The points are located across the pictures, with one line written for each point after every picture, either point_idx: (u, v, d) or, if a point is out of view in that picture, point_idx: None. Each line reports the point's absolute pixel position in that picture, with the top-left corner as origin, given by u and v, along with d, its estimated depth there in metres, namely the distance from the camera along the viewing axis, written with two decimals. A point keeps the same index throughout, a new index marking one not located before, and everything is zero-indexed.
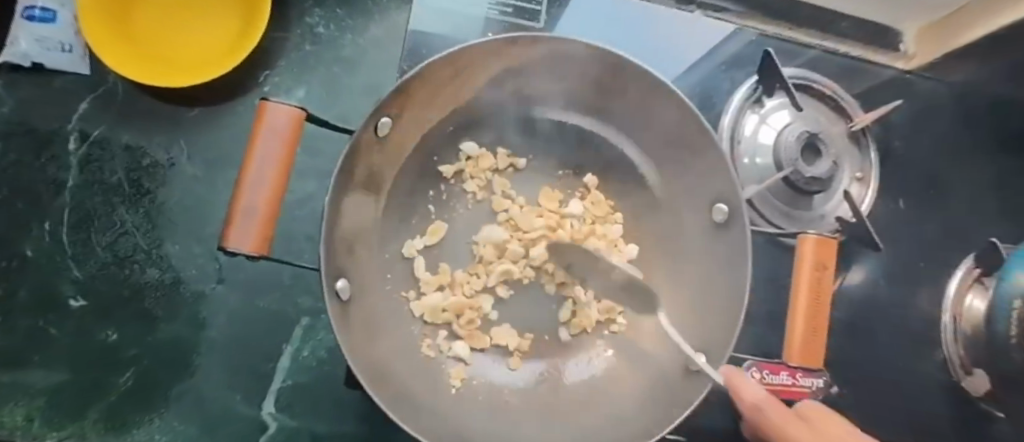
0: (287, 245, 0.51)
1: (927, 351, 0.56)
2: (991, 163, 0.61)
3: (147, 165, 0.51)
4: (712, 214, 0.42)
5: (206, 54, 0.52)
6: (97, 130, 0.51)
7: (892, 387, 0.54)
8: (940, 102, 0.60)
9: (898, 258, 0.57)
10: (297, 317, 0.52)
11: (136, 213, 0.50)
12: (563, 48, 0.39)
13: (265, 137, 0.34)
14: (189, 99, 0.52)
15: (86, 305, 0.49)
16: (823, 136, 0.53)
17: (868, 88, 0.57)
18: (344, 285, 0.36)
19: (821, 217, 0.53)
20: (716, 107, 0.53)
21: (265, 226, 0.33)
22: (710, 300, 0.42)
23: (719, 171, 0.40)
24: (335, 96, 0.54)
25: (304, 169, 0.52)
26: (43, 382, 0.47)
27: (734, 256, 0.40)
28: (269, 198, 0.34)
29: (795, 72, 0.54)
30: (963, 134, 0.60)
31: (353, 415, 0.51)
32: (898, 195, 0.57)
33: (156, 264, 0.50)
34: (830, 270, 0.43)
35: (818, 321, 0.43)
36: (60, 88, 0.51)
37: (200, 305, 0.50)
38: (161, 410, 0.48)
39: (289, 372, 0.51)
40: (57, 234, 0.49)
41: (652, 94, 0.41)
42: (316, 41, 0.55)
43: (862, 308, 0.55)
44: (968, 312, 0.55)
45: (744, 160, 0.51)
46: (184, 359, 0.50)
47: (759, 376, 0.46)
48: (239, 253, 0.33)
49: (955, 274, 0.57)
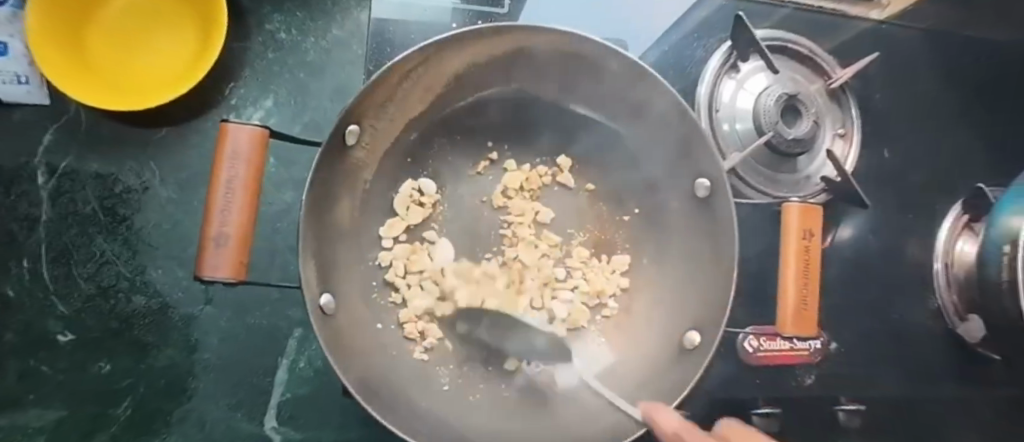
0: (272, 260, 0.50)
1: (922, 300, 0.56)
2: (973, 107, 0.60)
3: (119, 192, 0.50)
4: (694, 189, 0.41)
5: (168, 71, 0.51)
6: (65, 162, 0.50)
7: (888, 338, 0.55)
8: (918, 49, 0.59)
9: (886, 210, 0.56)
10: (289, 330, 0.52)
11: (114, 241, 0.50)
12: (528, 37, 0.38)
13: (229, 158, 0.32)
14: (155, 120, 0.51)
15: (75, 340, 0.48)
16: (803, 96, 0.52)
17: (843, 43, 0.56)
18: (330, 299, 0.36)
19: (805, 179, 0.52)
20: (690, 76, 0.52)
21: (239, 249, 0.32)
22: (699, 275, 0.42)
23: (698, 146, 0.39)
24: (304, 103, 0.53)
25: (281, 180, 0.51)
26: (43, 420, 0.47)
27: (720, 230, 0.40)
28: (241, 221, 0.32)
29: (770, 33, 0.53)
30: (943, 79, 0.60)
31: (357, 420, 0.51)
32: (881, 147, 0.57)
33: (141, 291, 0.50)
34: (817, 237, 0.42)
35: (809, 290, 0.42)
36: (20, 120, 0.49)
37: (191, 327, 0.50)
38: (163, 435, 0.49)
39: (288, 385, 0.51)
40: (36, 272, 0.48)
41: (621, 74, 0.40)
42: (279, 47, 0.53)
43: (852, 266, 0.55)
44: (960, 258, 0.54)
45: (723, 127, 0.51)
46: (180, 383, 0.49)
47: (756, 344, 0.48)
48: (215, 281, 0.31)
49: (943, 223, 0.56)
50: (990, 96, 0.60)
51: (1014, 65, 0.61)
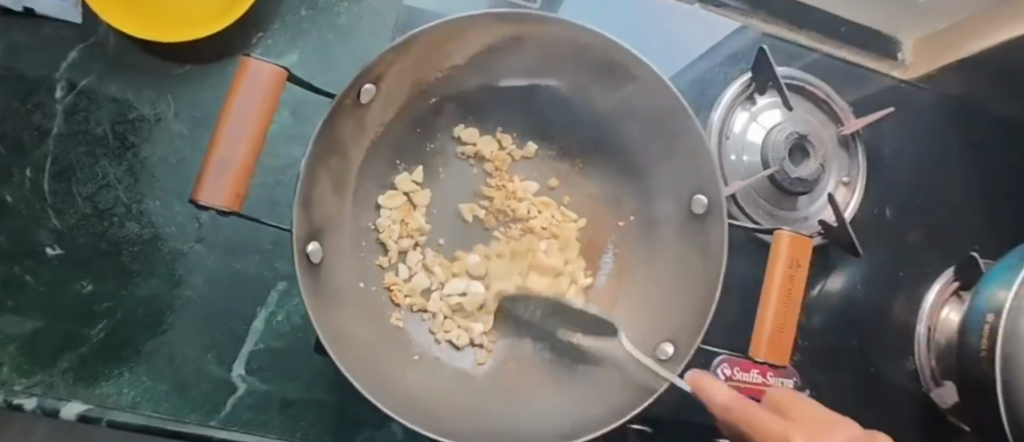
0: (268, 211, 0.50)
1: (898, 360, 0.56)
2: (975, 179, 0.62)
3: (132, 119, 0.51)
4: (692, 205, 0.43)
5: (199, 11, 0.51)
6: (84, 81, 0.50)
7: (860, 392, 0.54)
8: (931, 114, 0.60)
9: (880, 264, 0.57)
10: (273, 281, 0.52)
11: (119, 167, 0.50)
12: (555, 30, 0.40)
13: (245, 94, 0.34)
14: (180, 57, 0.52)
15: (62, 255, 0.48)
16: (812, 138, 0.53)
17: (860, 96, 0.58)
18: (317, 248, 0.36)
19: (804, 219, 0.53)
20: (708, 100, 0.53)
21: (237, 184, 0.33)
22: (681, 292, 0.43)
23: (703, 164, 0.41)
24: (327, 65, 0.54)
25: (292, 135, 0.51)
26: (16, 328, 0.46)
27: (708, 248, 0.41)
28: (244, 155, 0.34)
29: (790, 71, 0.54)
30: (950, 147, 0.61)
31: (325, 382, 0.52)
32: (884, 202, 0.57)
33: (135, 219, 0.50)
34: (804, 268, 0.43)
35: (787, 318, 0.42)
36: (50, 34, 0.50)
37: (178, 262, 0.50)
38: (131, 364, 0.48)
39: (263, 336, 0.51)
40: (37, 183, 0.49)
41: (642, 83, 0.41)
42: (313, 7, 0.54)
43: (838, 314, 0.55)
44: (943, 324, 0.56)
45: (731, 157, 0.51)
46: (157, 316, 0.49)
47: (728, 372, 0.48)
48: (210, 208, 0.33)
49: (934, 286, 0.57)
50: (990, 171, 0.62)
51: (1014, 146, 0.63)
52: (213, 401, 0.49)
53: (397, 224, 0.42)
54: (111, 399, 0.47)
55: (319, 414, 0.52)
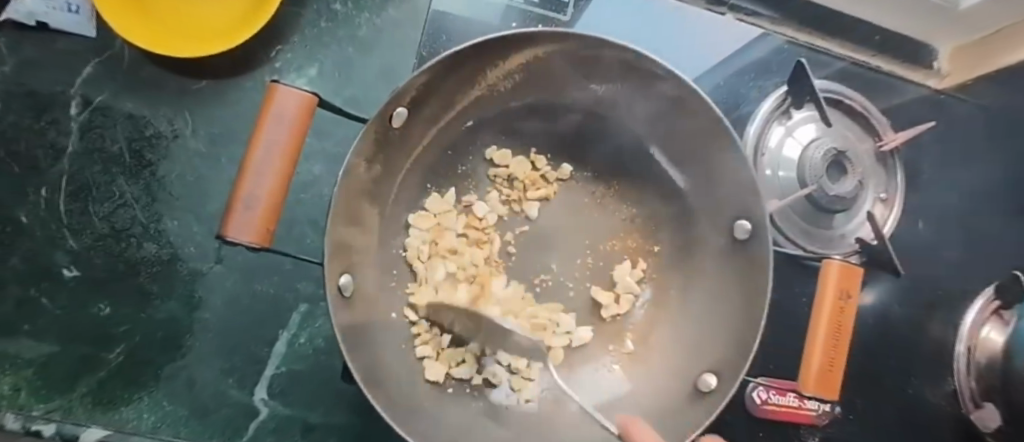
0: (289, 231, 0.48)
1: (938, 380, 0.54)
2: (1013, 192, 0.60)
3: (149, 136, 0.49)
4: (734, 231, 0.42)
5: (217, 25, 0.49)
6: (99, 97, 0.49)
7: (897, 414, 0.53)
8: (970, 125, 0.58)
9: (918, 282, 0.55)
10: (294, 303, 0.51)
11: (136, 185, 0.48)
12: (590, 45, 0.38)
13: (274, 123, 0.33)
14: (196, 71, 0.50)
15: (79, 277, 0.47)
16: (850, 154, 0.51)
17: (897, 108, 0.56)
18: (348, 281, 0.36)
19: (842, 237, 0.51)
20: (741, 115, 0.51)
21: (266, 217, 0.33)
22: (722, 322, 0.43)
23: (746, 184, 0.39)
24: (348, 78, 0.52)
25: (314, 151, 0.49)
26: (33, 352, 0.45)
27: (752, 275, 0.41)
28: (273, 186, 0.33)
29: (826, 84, 0.52)
30: (988, 159, 0.59)
31: (348, 406, 0.51)
32: (921, 218, 0.56)
33: (153, 239, 0.48)
34: (854, 298, 0.41)
35: (836, 352, 0.41)
36: (64, 49, 0.48)
37: (197, 283, 0.49)
38: (151, 388, 0.47)
39: (285, 358, 0.50)
40: (53, 203, 0.47)
41: (678, 100, 0.40)
42: (333, 18, 0.52)
43: (875, 333, 0.53)
44: (984, 343, 0.54)
45: (766, 172, 0.50)
46: (177, 339, 0.48)
47: (765, 396, 0.46)
48: (239, 243, 0.32)
49: (975, 304, 0.56)
50: None
51: None
52: (235, 427, 0.48)
53: (426, 245, 0.42)
54: (131, 424, 0.46)
55: (343, 438, 0.50)
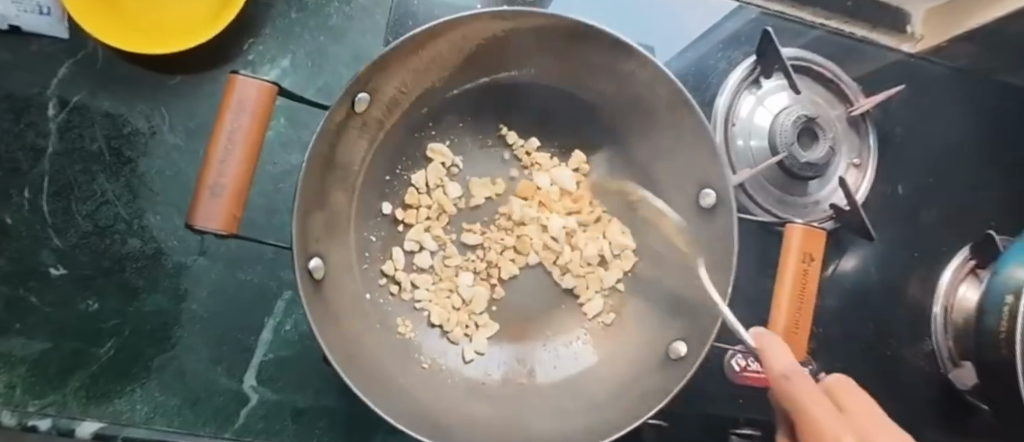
0: (269, 220, 0.49)
1: (916, 341, 0.55)
2: (988, 152, 0.60)
3: (127, 133, 0.50)
4: (700, 199, 0.43)
5: (186, 21, 0.50)
6: (76, 97, 0.49)
7: (877, 374, 0.54)
8: (945, 87, 0.59)
9: (895, 245, 0.56)
10: (278, 290, 0.52)
11: (116, 182, 0.49)
12: (549, 26, 0.39)
13: (236, 112, 0.34)
14: (169, 67, 0.51)
15: (66, 275, 0.48)
16: (821, 120, 0.51)
17: (871, 73, 0.56)
18: (319, 264, 0.37)
19: (815, 204, 0.52)
20: (711, 87, 0.51)
21: (233, 204, 0.34)
22: (692, 291, 0.44)
23: (709, 153, 0.40)
24: (321, 68, 0.53)
25: (290, 141, 0.50)
26: (23, 350, 0.46)
27: (720, 241, 0.42)
28: (238, 174, 0.34)
29: (797, 53, 0.52)
30: (963, 121, 0.59)
31: (336, 389, 0.52)
32: (897, 182, 0.56)
33: (136, 234, 0.49)
34: (817, 261, 0.42)
35: (802, 314, 0.42)
36: (38, 51, 0.49)
37: (181, 276, 0.50)
38: (143, 380, 0.48)
39: (271, 346, 0.51)
40: (36, 204, 0.48)
41: (642, 73, 0.41)
42: (303, 8, 0.53)
43: (852, 297, 0.54)
44: (960, 303, 0.55)
45: (738, 141, 0.50)
46: (164, 331, 0.49)
47: (743, 363, 0.47)
48: (206, 231, 0.33)
49: (950, 265, 0.57)
50: (1003, 143, 0.61)
51: None
52: (226, 414, 0.49)
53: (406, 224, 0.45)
54: (126, 415, 0.47)
55: (333, 421, 0.51)
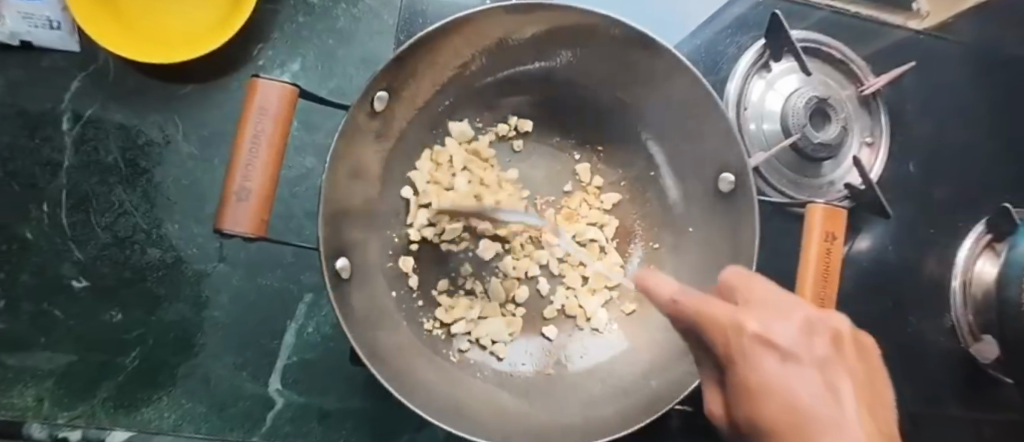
0: (289, 224, 0.49)
1: (936, 317, 0.56)
2: (998, 126, 0.60)
3: (141, 144, 0.50)
4: (719, 184, 0.43)
5: (196, 29, 0.50)
6: (90, 110, 0.49)
7: (898, 351, 0.54)
8: (953, 62, 0.58)
9: (911, 222, 0.56)
10: (299, 294, 0.52)
11: (134, 193, 0.49)
12: (559, 18, 0.40)
13: (258, 116, 0.34)
14: (181, 76, 0.51)
15: (89, 287, 0.48)
16: (833, 101, 0.51)
17: (880, 52, 0.56)
18: (345, 264, 0.38)
19: (830, 184, 0.52)
20: (721, 72, 0.51)
21: (260, 208, 0.34)
22: (714, 275, 0.44)
23: (726, 136, 0.40)
24: (332, 70, 0.53)
25: (304, 144, 0.50)
26: (50, 363, 0.46)
27: (741, 225, 0.42)
28: (264, 177, 0.34)
29: (805, 35, 0.53)
30: (973, 96, 0.59)
31: (361, 390, 0.52)
32: (910, 159, 0.56)
33: (156, 244, 0.49)
34: (840, 240, 0.42)
35: (827, 294, 0.42)
36: (49, 66, 0.49)
37: (202, 283, 0.50)
38: (169, 389, 0.48)
39: (295, 349, 0.51)
40: (56, 218, 0.48)
41: (655, 60, 0.41)
42: (311, 12, 0.53)
43: (870, 275, 0.54)
44: (979, 276, 0.55)
45: (751, 125, 0.50)
46: (188, 339, 0.49)
47: None
48: (233, 235, 0.33)
49: (967, 241, 0.56)
50: (1013, 117, 0.61)
51: None
52: (253, 418, 0.49)
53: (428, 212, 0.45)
54: (154, 424, 0.47)
55: (359, 421, 0.51)
